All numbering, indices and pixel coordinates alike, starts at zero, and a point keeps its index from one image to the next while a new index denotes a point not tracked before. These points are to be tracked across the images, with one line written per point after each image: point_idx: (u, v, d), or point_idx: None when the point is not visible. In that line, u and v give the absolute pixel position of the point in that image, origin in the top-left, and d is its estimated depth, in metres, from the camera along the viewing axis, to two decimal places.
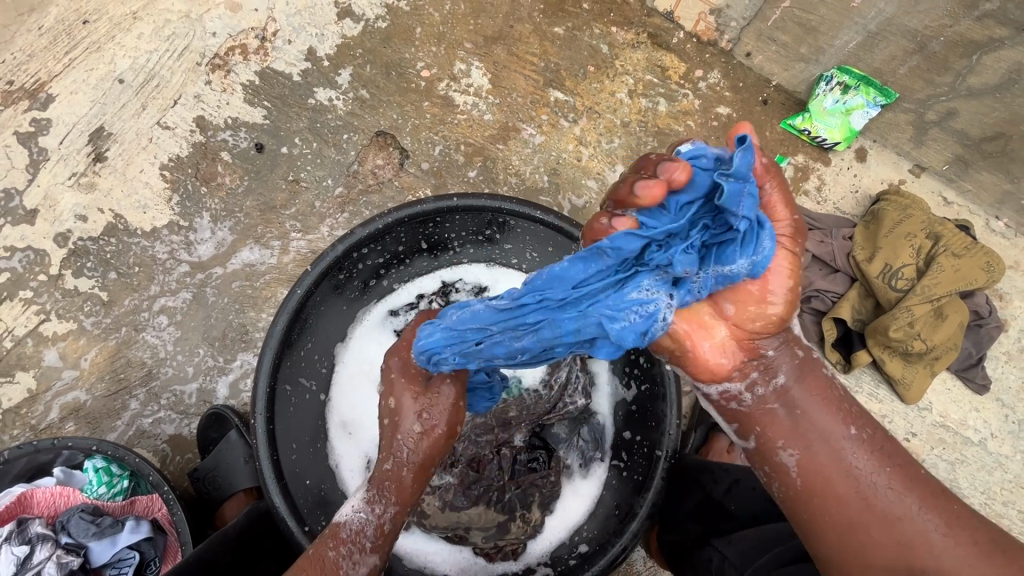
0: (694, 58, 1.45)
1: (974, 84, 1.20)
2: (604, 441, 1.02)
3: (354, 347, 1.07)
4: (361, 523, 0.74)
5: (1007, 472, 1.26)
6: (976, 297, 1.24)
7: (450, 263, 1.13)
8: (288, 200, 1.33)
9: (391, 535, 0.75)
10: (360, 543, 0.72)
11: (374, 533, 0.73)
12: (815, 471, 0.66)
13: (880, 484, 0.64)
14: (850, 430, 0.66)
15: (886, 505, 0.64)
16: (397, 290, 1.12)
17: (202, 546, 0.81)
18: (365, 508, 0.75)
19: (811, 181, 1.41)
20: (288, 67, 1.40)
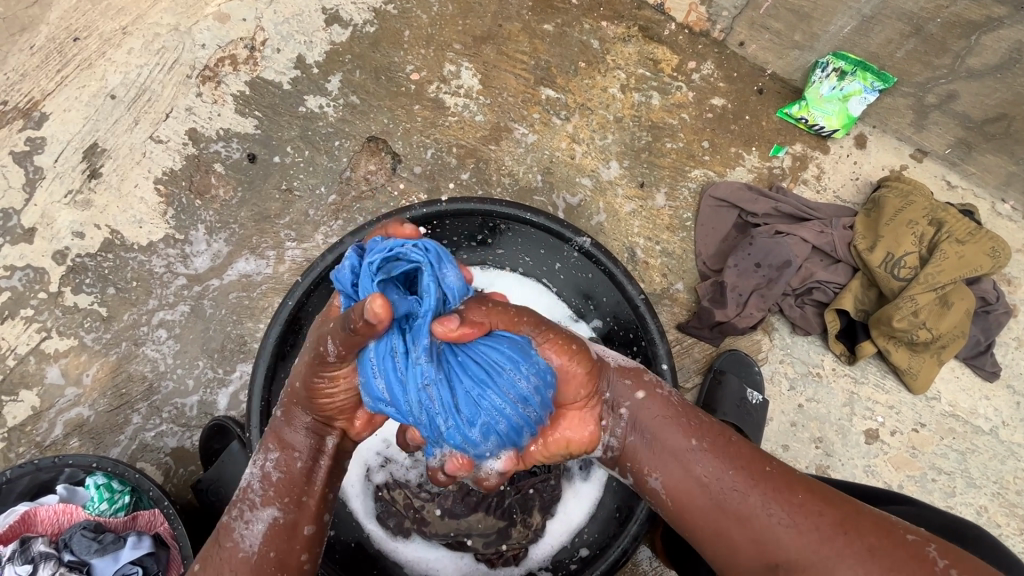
0: (687, 49, 1.43)
1: (974, 65, 1.17)
2: None
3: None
4: (247, 480, 0.70)
5: (1020, 460, 1.23)
6: (983, 283, 1.22)
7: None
8: (282, 209, 1.33)
9: (282, 482, 0.69)
10: (249, 499, 0.69)
11: (259, 487, 0.69)
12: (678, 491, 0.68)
13: (754, 506, 0.64)
14: (705, 445, 0.68)
15: (761, 521, 0.63)
16: None
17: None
18: (255, 459, 0.71)
19: (810, 170, 1.39)
20: (278, 76, 1.40)
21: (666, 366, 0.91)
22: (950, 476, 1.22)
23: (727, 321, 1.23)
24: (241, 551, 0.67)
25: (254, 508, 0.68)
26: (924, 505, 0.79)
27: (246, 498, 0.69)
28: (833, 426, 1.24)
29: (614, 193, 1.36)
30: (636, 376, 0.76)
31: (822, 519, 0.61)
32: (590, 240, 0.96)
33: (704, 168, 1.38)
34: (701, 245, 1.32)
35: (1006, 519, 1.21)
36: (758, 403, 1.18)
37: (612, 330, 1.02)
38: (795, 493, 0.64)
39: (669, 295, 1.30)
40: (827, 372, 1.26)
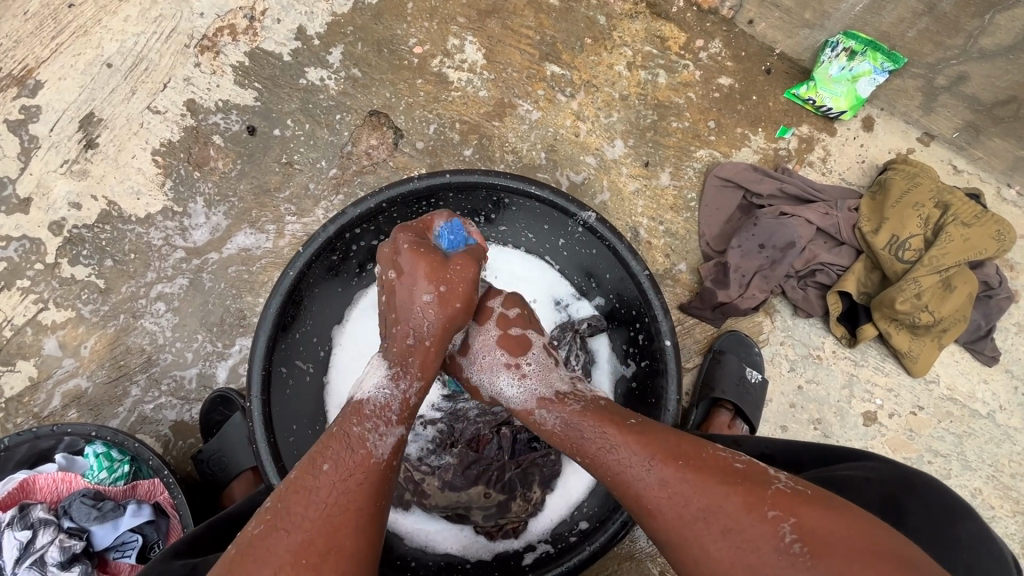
0: (695, 27, 1.41)
1: (986, 46, 1.16)
2: None
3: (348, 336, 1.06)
4: (387, 399, 0.80)
5: (1016, 444, 1.24)
6: (986, 267, 1.21)
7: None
8: (282, 183, 1.31)
9: (414, 407, 0.82)
10: (386, 416, 0.78)
11: (398, 408, 0.80)
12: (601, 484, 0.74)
13: (649, 493, 0.67)
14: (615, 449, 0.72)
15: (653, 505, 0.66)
16: None
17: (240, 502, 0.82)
18: (390, 384, 0.82)
19: (816, 152, 1.37)
20: (278, 47, 1.37)
21: (669, 343, 0.89)
22: (946, 458, 1.23)
23: (730, 302, 1.22)
24: (375, 457, 0.74)
25: (389, 425, 0.78)
26: (885, 458, 0.71)
27: (383, 415, 0.78)
28: (832, 408, 1.25)
29: (619, 171, 1.34)
30: (524, 414, 0.84)
31: (689, 506, 0.64)
32: (594, 215, 0.93)
33: (710, 148, 1.37)
34: (705, 226, 1.31)
35: (999, 501, 1.22)
36: (757, 382, 1.19)
37: (615, 307, 1.03)
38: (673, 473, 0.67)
39: (671, 276, 1.30)
40: (828, 355, 1.26)
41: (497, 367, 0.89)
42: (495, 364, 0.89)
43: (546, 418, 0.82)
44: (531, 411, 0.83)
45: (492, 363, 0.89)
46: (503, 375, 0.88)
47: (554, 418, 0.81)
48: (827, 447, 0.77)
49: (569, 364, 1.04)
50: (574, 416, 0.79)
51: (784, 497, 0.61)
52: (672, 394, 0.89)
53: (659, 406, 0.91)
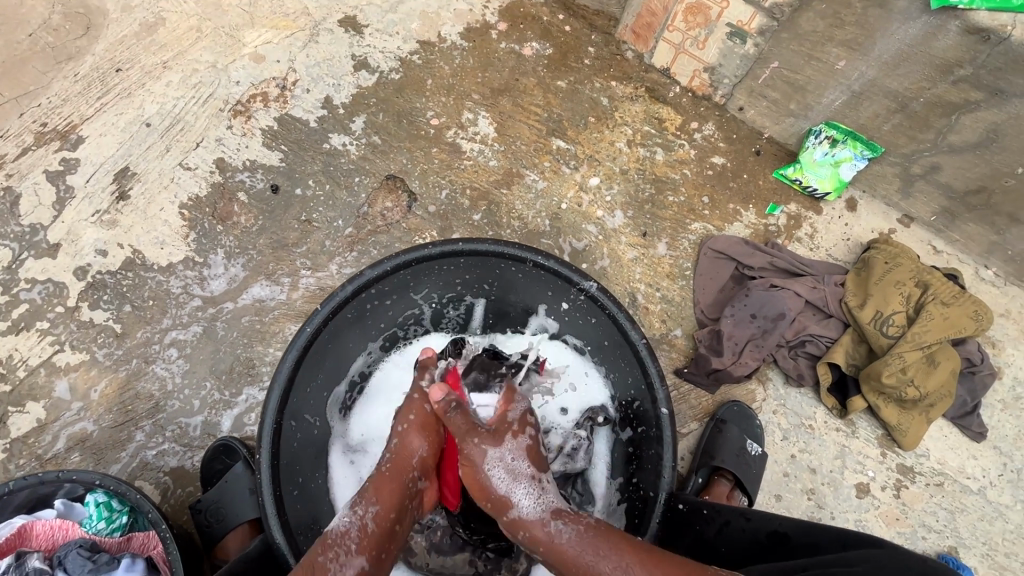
0: (690, 111, 1.54)
1: (954, 141, 1.25)
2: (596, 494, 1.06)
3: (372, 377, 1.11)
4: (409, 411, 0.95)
5: (1008, 522, 1.25)
6: (968, 345, 1.27)
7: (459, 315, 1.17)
8: (300, 239, 1.38)
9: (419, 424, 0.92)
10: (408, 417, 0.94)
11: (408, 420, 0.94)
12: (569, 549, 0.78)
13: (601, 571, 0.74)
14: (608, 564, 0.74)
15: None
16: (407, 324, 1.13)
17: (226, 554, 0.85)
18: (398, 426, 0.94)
19: (804, 229, 1.46)
20: (305, 114, 1.50)
21: (665, 412, 0.94)
22: (940, 534, 1.24)
23: (723, 369, 1.27)
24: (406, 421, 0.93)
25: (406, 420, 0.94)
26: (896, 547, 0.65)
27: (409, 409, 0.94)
28: (825, 478, 1.27)
29: (618, 240, 1.42)
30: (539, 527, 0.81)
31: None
32: (596, 285, 1.00)
33: (704, 221, 1.45)
34: (699, 295, 1.37)
35: None
36: (757, 455, 1.21)
37: (620, 382, 1.06)
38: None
39: (667, 341, 1.35)
40: (820, 425, 1.30)
41: (519, 477, 0.85)
42: (513, 471, 0.85)
43: (562, 531, 0.79)
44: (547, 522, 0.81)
45: (511, 471, 0.85)
46: (523, 484, 0.85)
47: (571, 531, 0.79)
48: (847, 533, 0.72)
49: (570, 451, 1.06)
50: (596, 535, 0.78)
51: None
52: (668, 462, 0.92)
53: (655, 473, 0.94)
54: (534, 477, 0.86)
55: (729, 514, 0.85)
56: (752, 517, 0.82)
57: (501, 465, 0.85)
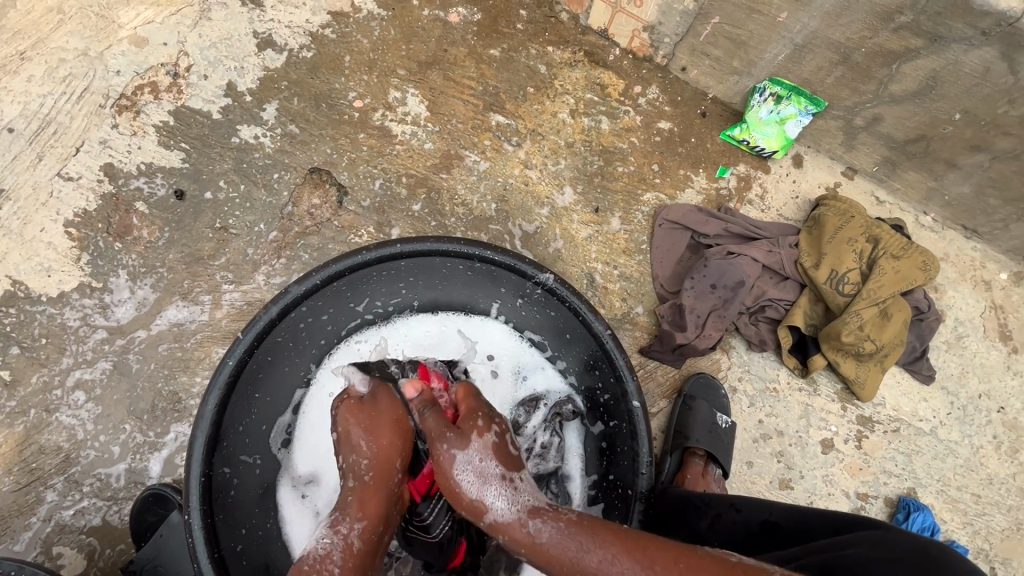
0: (632, 74, 1.46)
1: (895, 91, 1.23)
2: (572, 495, 1.00)
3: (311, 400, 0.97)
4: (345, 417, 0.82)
5: (958, 457, 1.31)
6: (915, 293, 1.30)
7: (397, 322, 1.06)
8: (216, 250, 1.22)
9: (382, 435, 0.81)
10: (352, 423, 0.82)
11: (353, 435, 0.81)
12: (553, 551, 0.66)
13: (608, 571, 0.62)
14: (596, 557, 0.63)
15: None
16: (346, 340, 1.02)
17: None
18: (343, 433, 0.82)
19: (754, 190, 1.43)
20: (206, 105, 1.30)
21: (637, 404, 0.89)
22: (899, 478, 1.28)
23: (687, 343, 1.24)
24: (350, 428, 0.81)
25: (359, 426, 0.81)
26: (894, 527, 0.62)
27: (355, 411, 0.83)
28: (793, 439, 1.28)
29: (570, 218, 1.35)
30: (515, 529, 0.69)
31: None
32: (553, 276, 0.93)
33: (656, 191, 1.40)
34: (657, 268, 1.33)
35: (949, 515, 1.27)
36: (727, 426, 1.20)
37: (586, 373, 1.00)
38: (656, 571, 0.59)
39: (630, 319, 1.30)
40: (783, 387, 1.30)
41: (489, 479, 0.72)
42: (484, 473, 0.73)
43: (541, 531, 0.67)
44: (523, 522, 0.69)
45: (481, 475, 0.72)
46: (495, 485, 0.72)
47: (550, 529, 0.67)
48: (838, 516, 0.69)
49: (541, 453, 0.99)
50: (577, 531, 0.66)
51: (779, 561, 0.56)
52: (644, 457, 0.88)
53: (632, 470, 0.90)
54: (505, 477, 0.73)
55: (718, 507, 0.81)
56: (742, 507, 0.77)
57: (469, 469, 0.73)
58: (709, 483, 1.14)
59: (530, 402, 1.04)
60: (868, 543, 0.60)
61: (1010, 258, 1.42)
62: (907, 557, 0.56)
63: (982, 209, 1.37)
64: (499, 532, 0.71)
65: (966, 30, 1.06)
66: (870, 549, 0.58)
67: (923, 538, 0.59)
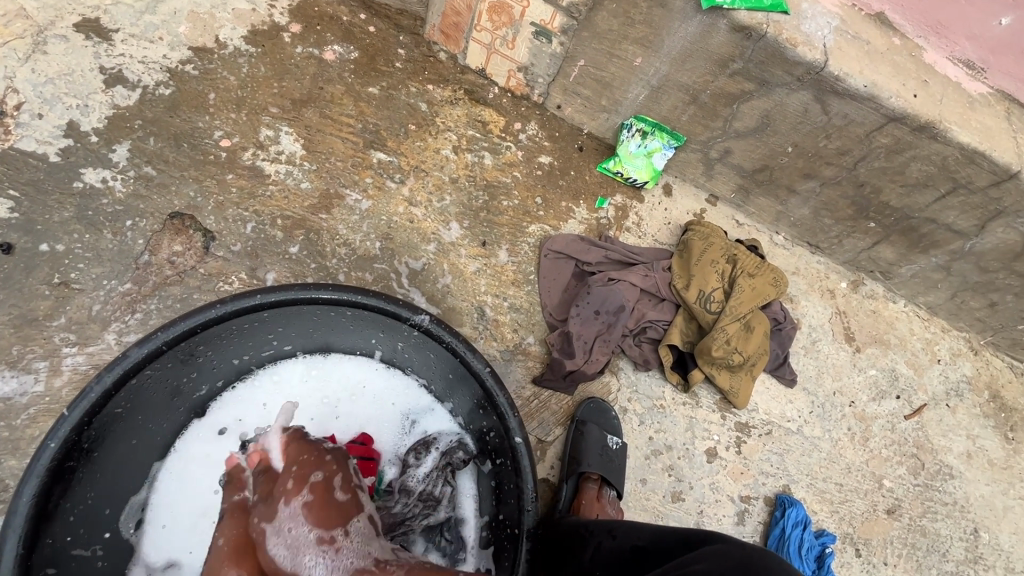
0: (512, 112, 1.52)
1: (739, 128, 1.38)
2: (467, 539, 0.98)
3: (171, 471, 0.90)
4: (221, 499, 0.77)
5: (822, 451, 1.45)
6: (772, 306, 1.44)
7: (269, 375, 0.99)
8: (54, 309, 1.08)
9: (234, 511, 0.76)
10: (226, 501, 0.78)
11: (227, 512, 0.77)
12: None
13: None
14: None
15: None
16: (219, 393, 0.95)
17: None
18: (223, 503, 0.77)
19: (631, 218, 1.52)
20: (40, 146, 1.17)
21: (519, 440, 0.89)
22: (775, 477, 1.39)
23: (577, 369, 1.28)
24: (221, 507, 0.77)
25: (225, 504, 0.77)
26: (729, 538, 0.66)
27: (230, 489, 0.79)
28: (680, 451, 1.34)
29: (458, 253, 1.35)
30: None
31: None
32: (428, 317, 0.91)
33: (540, 223, 1.44)
34: (545, 298, 1.36)
35: (819, 506, 1.40)
36: (618, 447, 1.24)
37: (475, 412, 0.99)
38: None
39: (522, 350, 1.32)
40: (669, 402, 1.37)
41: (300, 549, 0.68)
42: (296, 544, 0.69)
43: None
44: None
45: (293, 546, 0.69)
46: (310, 554, 0.68)
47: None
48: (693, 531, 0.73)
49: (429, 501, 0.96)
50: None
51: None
52: (528, 494, 0.88)
53: (519, 507, 0.89)
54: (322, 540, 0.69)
55: (598, 533, 0.83)
56: (617, 533, 0.81)
57: (280, 543, 0.69)
58: (603, 506, 1.17)
59: (420, 446, 1.01)
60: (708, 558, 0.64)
61: (848, 269, 1.63)
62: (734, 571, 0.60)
63: (820, 228, 1.56)
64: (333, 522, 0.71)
65: (785, 77, 1.22)
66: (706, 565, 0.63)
67: (751, 544, 0.64)
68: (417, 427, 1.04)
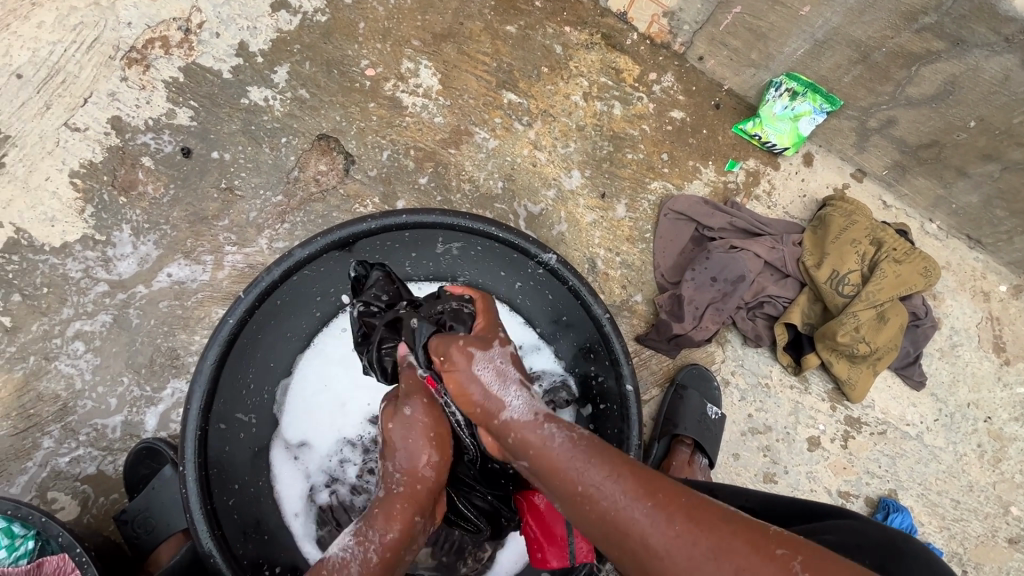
0: (648, 60, 1.44)
1: (912, 94, 1.22)
2: None
3: (306, 362, 0.99)
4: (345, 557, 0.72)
5: (942, 463, 1.33)
6: (913, 299, 1.30)
7: None
8: (221, 210, 1.22)
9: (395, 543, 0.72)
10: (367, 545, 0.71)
11: (368, 553, 0.71)
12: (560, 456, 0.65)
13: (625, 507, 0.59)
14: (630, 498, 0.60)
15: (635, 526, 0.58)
16: (356, 299, 1.04)
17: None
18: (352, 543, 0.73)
19: (761, 186, 1.43)
20: (217, 63, 1.29)
21: (630, 388, 0.90)
22: (882, 479, 1.30)
23: (683, 333, 1.25)
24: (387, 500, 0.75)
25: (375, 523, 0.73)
26: (863, 518, 0.64)
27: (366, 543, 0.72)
28: (780, 434, 1.29)
29: (576, 202, 1.34)
30: (529, 429, 0.68)
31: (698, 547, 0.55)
32: (556, 257, 0.93)
33: (663, 180, 1.39)
34: (659, 258, 1.33)
35: (928, 518, 1.30)
36: (716, 418, 1.22)
37: (582, 358, 1.02)
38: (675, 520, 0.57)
39: (628, 307, 1.31)
40: (775, 382, 1.31)
41: (507, 380, 0.70)
42: (502, 373, 0.71)
43: (552, 436, 0.66)
44: (540, 423, 0.68)
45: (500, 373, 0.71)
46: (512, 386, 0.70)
47: (562, 436, 0.66)
48: (813, 507, 0.71)
49: None
50: (589, 450, 0.65)
51: (790, 538, 0.55)
52: (633, 440, 0.90)
53: (620, 451, 0.92)
54: (522, 381, 0.71)
55: (696, 492, 0.82)
56: (719, 494, 0.78)
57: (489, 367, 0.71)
58: (693, 472, 1.17)
59: None
60: (838, 531, 0.62)
61: (1011, 271, 1.43)
62: (874, 549, 0.58)
63: (987, 219, 1.37)
64: (510, 433, 0.69)
65: (989, 36, 1.05)
66: (839, 537, 0.61)
67: (890, 529, 0.61)
68: (522, 362, 1.07)
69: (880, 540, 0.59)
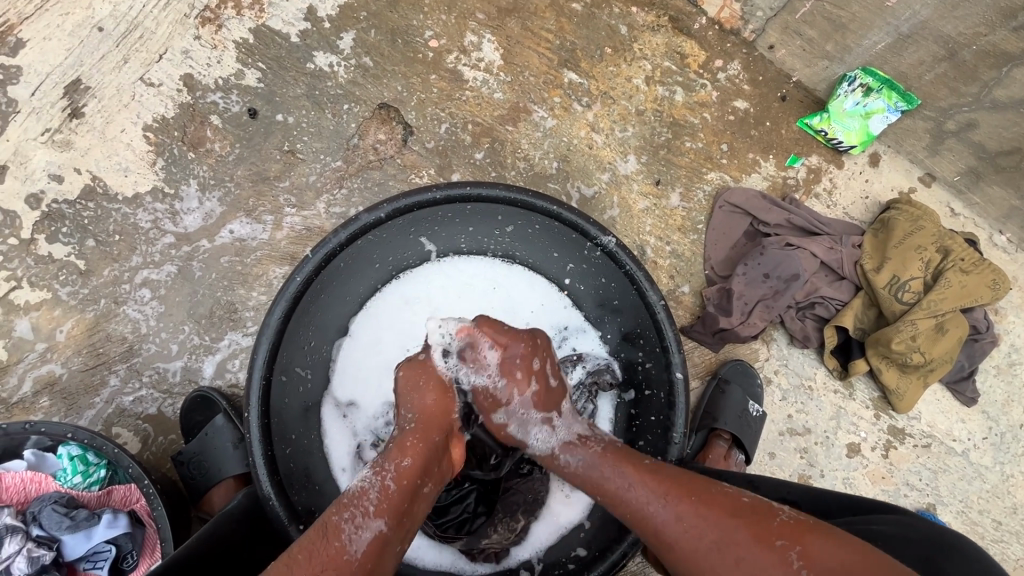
0: (715, 47, 1.40)
1: (998, 97, 1.17)
2: None
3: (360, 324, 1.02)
4: (363, 487, 0.71)
5: (986, 482, 1.29)
6: (975, 312, 1.25)
7: (451, 266, 1.06)
8: (282, 172, 1.25)
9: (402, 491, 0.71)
10: (363, 505, 0.68)
11: (376, 497, 0.69)
12: (587, 473, 0.77)
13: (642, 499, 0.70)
14: (643, 496, 0.70)
15: (653, 520, 0.68)
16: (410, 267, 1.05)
17: (214, 520, 0.79)
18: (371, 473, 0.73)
19: (823, 184, 1.38)
20: (285, 27, 1.30)
21: (679, 376, 0.90)
22: (921, 493, 1.28)
23: (730, 328, 1.23)
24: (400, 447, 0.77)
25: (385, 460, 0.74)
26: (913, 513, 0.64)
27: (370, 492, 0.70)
28: (819, 438, 1.27)
29: (630, 188, 1.33)
30: (549, 459, 0.82)
31: (704, 537, 0.64)
32: (614, 240, 0.93)
33: (721, 171, 1.36)
34: (710, 250, 1.31)
35: (965, 536, 1.27)
36: (756, 416, 1.21)
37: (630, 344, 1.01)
38: (686, 505, 0.67)
39: (674, 297, 1.30)
40: (819, 386, 1.29)
41: (529, 424, 0.84)
42: (526, 419, 0.84)
43: (572, 461, 0.79)
44: (555, 455, 0.81)
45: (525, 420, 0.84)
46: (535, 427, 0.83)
47: (580, 459, 0.78)
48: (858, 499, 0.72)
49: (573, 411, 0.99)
50: (605, 460, 0.76)
51: (794, 529, 0.61)
52: (678, 428, 0.90)
53: (665, 437, 0.92)
54: (545, 419, 0.83)
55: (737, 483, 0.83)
56: (761, 485, 0.79)
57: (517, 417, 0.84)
58: (729, 466, 1.18)
59: (569, 360, 1.03)
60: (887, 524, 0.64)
61: None
62: (922, 541, 0.60)
63: None
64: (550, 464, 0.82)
65: None
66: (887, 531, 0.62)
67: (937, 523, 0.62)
68: (567, 343, 1.06)
69: (927, 533, 0.60)
